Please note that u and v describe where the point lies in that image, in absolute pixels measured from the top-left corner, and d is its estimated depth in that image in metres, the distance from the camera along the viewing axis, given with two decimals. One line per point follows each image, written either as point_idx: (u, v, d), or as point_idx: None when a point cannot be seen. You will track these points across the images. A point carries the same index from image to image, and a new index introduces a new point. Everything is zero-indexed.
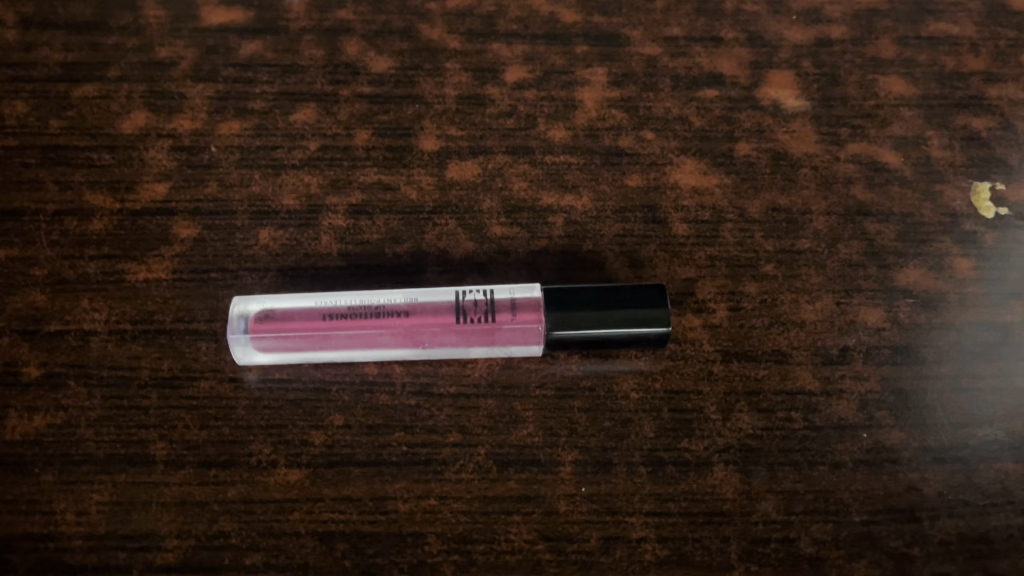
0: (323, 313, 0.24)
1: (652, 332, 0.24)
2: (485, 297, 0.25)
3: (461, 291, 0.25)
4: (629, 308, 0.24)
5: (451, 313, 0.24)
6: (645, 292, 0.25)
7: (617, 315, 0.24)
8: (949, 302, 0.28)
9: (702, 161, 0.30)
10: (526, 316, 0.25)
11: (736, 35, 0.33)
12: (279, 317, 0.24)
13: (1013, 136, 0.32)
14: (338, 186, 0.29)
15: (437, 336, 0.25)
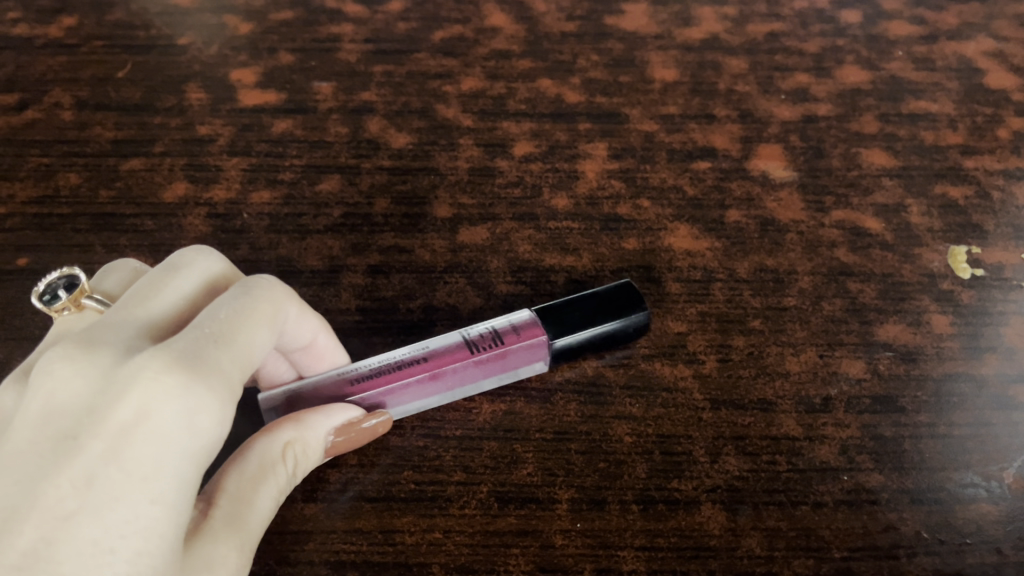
0: (348, 382, 0.27)
1: (635, 323, 0.29)
2: (487, 331, 0.28)
3: (466, 332, 0.28)
4: (614, 311, 0.29)
5: (464, 348, 0.27)
6: (622, 293, 0.29)
7: (605, 319, 0.28)
8: (927, 355, 0.29)
9: (695, 226, 0.33)
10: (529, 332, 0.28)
11: (728, 112, 0.37)
12: (310, 396, 0.27)
13: (990, 204, 0.34)
14: (358, 248, 0.32)
15: (454, 377, 0.27)
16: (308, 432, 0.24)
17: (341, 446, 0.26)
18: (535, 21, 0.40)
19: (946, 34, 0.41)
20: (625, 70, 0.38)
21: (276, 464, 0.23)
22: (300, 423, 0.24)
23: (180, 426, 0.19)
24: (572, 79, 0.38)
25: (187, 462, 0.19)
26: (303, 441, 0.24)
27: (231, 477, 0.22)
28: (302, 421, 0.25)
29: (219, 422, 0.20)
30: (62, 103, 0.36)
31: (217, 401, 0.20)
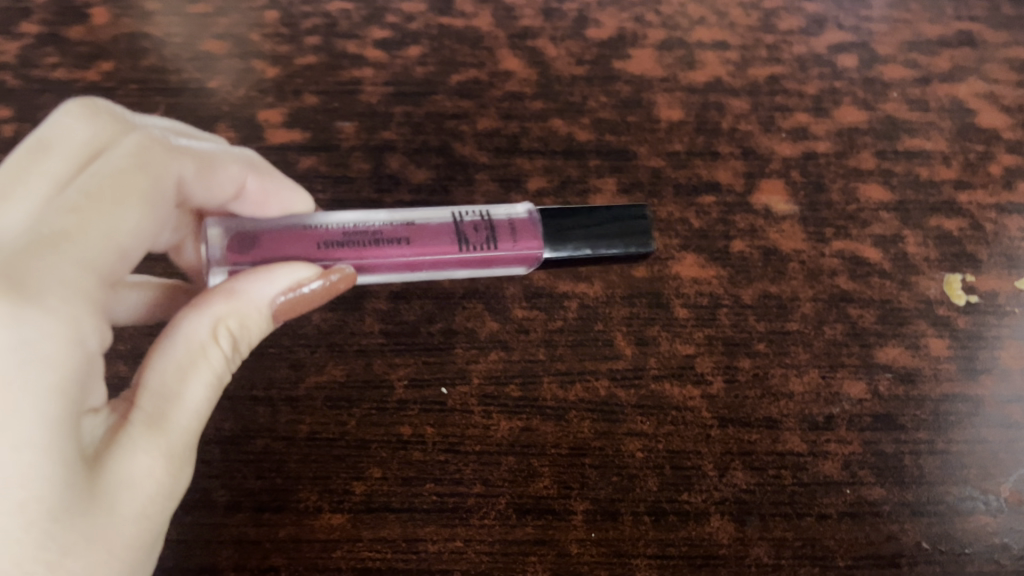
0: (316, 242, 0.28)
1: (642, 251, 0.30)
2: (473, 219, 0.30)
3: (457, 215, 0.29)
4: (623, 231, 0.30)
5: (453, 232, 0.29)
6: (631, 214, 0.30)
7: (614, 246, 0.30)
8: (925, 376, 0.31)
9: (701, 256, 0.34)
10: (522, 233, 0.30)
11: (731, 150, 0.39)
12: (283, 244, 0.28)
13: (983, 236, 0.36)
14: (381, 275, 0.33)
15: (428, 259, 0.29)
16: (241, 301, 0.25)
17: (288, 311, 0.26)
18: (547, 65, 0.43)
19: (939, 77, 0.43)
20: (632, 110, 0.40)
21: (208, 348, 0.24)
22: (230, 293, 0.25)
23: (24, 370, 0.20)
24: (583, 118, 0.40)
25: (46, 396, 0.20)
26: (234, 314, 0.25)
27: (154, 371, 0.23)
28: (234, 291, 0.25)
29: (60, 341, 0.21)
30: None
31: (57, 315, 0.21)
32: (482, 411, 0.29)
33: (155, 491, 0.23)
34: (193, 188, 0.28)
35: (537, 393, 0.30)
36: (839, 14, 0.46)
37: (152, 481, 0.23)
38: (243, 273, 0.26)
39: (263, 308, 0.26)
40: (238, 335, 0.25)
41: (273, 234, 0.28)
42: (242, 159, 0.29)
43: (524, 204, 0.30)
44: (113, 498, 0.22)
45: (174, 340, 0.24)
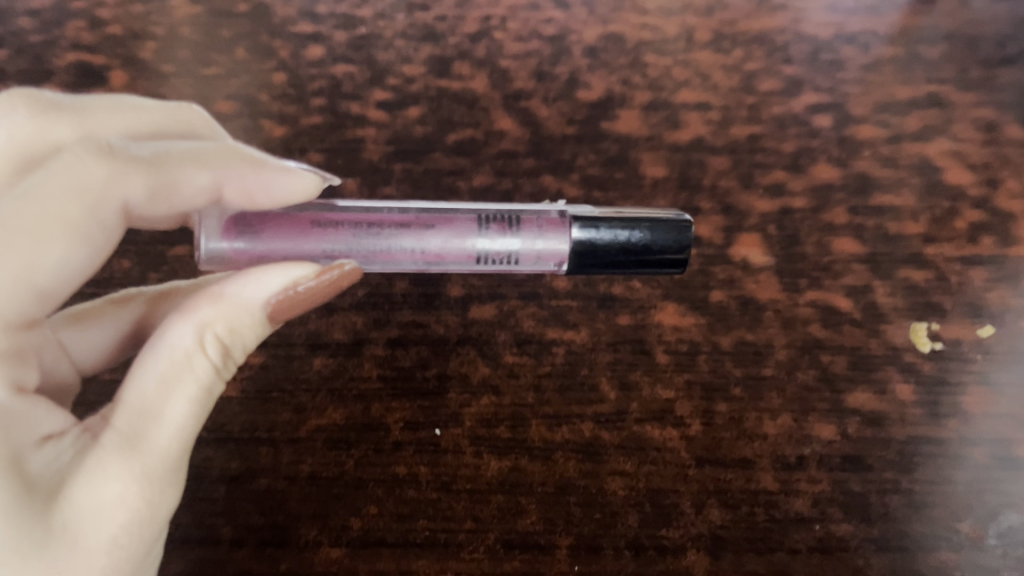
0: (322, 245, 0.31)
1: (679, 259, 0.33)
2: (493, 228, 0.32)
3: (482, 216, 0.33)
4: (662, 229, 0.33)
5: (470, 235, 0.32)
6: (671, 220, 0.33)
7: (650, 247, 0.33)
8: (892, 419, 0.33)
9: (682, 305, 0.36)
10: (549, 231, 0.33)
11: (712, 205, 0.41)
12: (303, 235, 0.31)
13: (948, 287, 0.38)
14: (380, 323, 0.35)
15: (434, 262, 0.32)
16: (225, 305, 0.26)
17: (283, 310, 0.27)
18: (539, 125, 0.45)
19: (910, 137, 0.46)
20: (618, 167, 0.43)
21: (194, 357, 0.25)
22: (216, 300, 0.26)
23: None
24: (572, 176, 0.43)
25: None
26: (221, 320, 0.26)
27: (136, 386, 0.24)
28: (218, 296, 0.26)
29: None
30: None
31: None
32: (473, 451, 0.31)
33: (128, 518, 0.23)
34: (143, 210, 0.27)
35: (526, 434, 0.32)
36: (815, 77, 0.49)
37: (123, 507, 0.23)
38: (231, 280, 0.27)
39: (251, 312, 0.26)
40: (226, 341, 0.26)
41: (275, 228, 0.31)
42: (210, 162, 0.28)
43: (560, 206, 0.34)
44: (76, 526, 0.22)
45: (157, 351, 0.24)
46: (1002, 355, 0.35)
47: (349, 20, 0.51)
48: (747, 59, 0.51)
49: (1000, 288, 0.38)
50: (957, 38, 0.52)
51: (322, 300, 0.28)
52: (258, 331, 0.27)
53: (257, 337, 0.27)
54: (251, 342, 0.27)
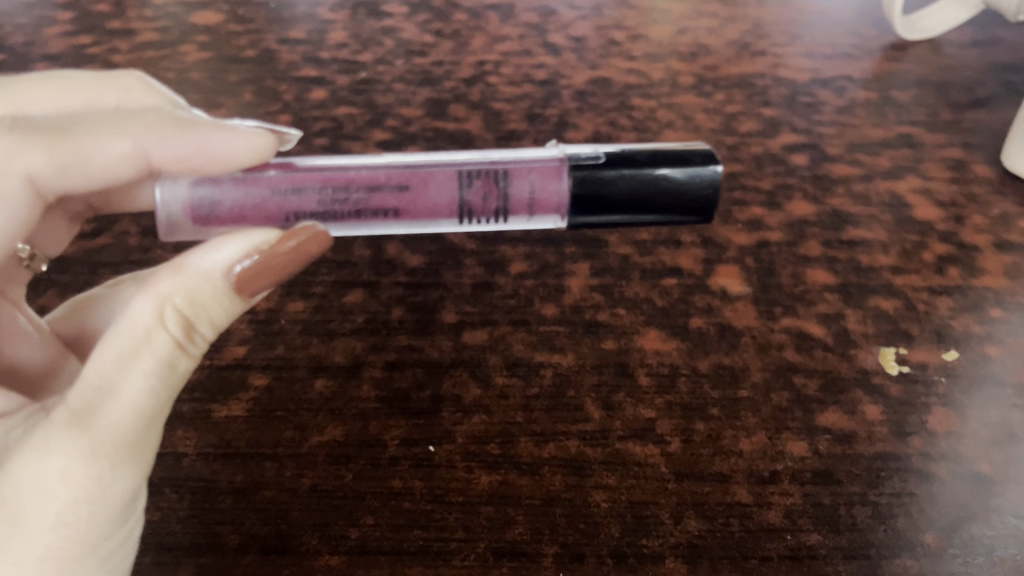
0: (289, 213, 0.34)
1: (706, 193, 0.35)
2: (475, 188, 0.35)
3: (459, 177, 0.35)
4: (683, 165, 0.35)
5: (448, 196, 0.35)
6: (693, 155, 0.35)
7: (671, 181, 0.35)
8: (860, 437, 0.35)
9: (663, 330, 0.39)
10: (543, 181, 0.35)
11: (693, 238, 0.44)
12: (274, 200, 0.33)
13: (917, 314, 0.40)
14: (378, 347, 0.38)
15: (411, 222, 0.35)
16: (184, 280, 0.28)
17: (248, 282, 0.29)
18: None
19: (882, 175, 0.48)
20: None
21: (151, 331, 0.27)
22: (176, 273, 0.28)
23: None
24: None
25: None
26: (180, 292, 0.28)
27: (96, 363, 0.27)
28: (179, 270, 0.28)
29: None
30: (130, 232, 0.44)
31: None
32: (465, 466, 0.33)
33: (72, 495, 0.26)
34: (58, 181, 0.32)
35: (515, 451, 0.34)
36: (793, 119, 0.52)
37: (68, 483, 0.26)
38: (195, 250, 0.29)
39: (212, 284, 0.28)
40: (185, 314, 0.28)
41: (247, 198, 0.33)
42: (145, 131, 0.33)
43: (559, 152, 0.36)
44: (22, 500, 0.25)
45: (121, 327, 0.27)
46: (965, 378, 0.37)
47: (351, 67, 0.56)
48: (728, 102, 0.53)
49: (964, 316, 0.40)
50: (928, 84, 0.55)
51: (291, 268, 0.30)
52: (224, 302, 0.29)
53: (223, 308, 0.29)
54: (217, 314, 0.29)
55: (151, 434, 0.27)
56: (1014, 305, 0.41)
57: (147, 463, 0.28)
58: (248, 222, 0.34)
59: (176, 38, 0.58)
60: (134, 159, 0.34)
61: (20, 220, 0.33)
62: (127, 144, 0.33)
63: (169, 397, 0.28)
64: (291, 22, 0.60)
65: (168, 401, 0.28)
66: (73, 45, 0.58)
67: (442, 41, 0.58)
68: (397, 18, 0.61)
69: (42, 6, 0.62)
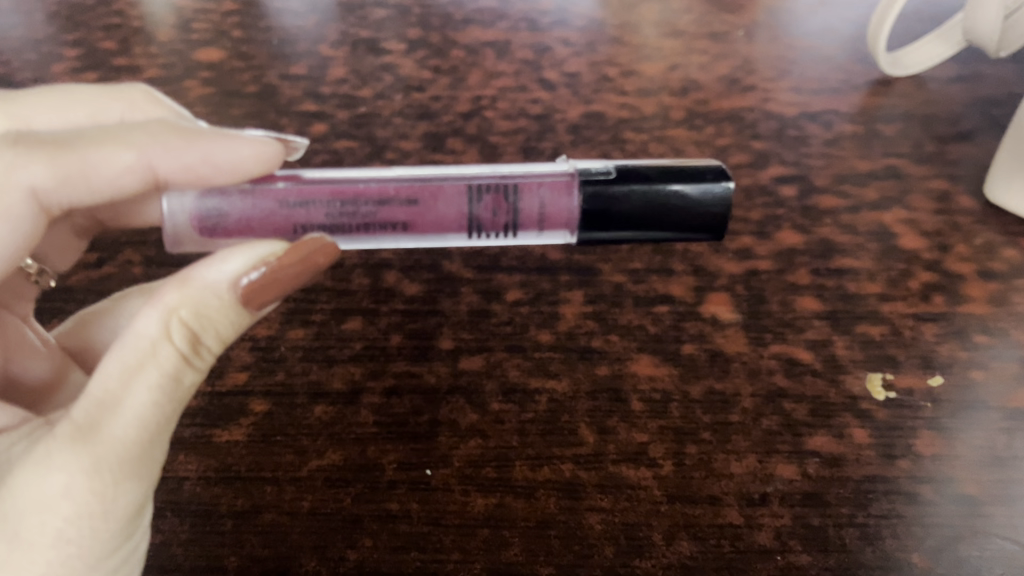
0: (297, 225, 0.35)
1: (717, 207, 0.36)
2: (484, 202, 0.36)
3: (468, 193, 0.36)
4: (694, 182, 0.36)
5: (456, 211, 0.36)
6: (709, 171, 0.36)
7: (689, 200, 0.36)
8: (848, 460, 0.35)
9: (655, 356, 0.40)
10: (552, 201, 0.36)
11: (684, 267, 0.45)
12: (281, 211, 0.35)
13: (903, 341, 0.41)
14: (376, 374, 0.39)
15: (418, 235, 0.36)
16: (190, 293, 0.29)
17: (253, 294, 0.30)
18: None
19: (868, 205, 0.49)
20: None
21: (158, 343, 0.28)
22: (181, 286, 0.29)
23: None
24: None
25: None
26: (186, 305, 0.29)
27: (102, 376, 0.27)
28: (185, 283, 0.29)
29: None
30: (133, 261, 0.45)
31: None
32: (461, 489, 0.34)
33: (74, 510, 0.26)
34: (61, 195, 0.33)
35: (510, 474, 0.34)
36: (781, 151, 0.54)
37: (70, 498, 0.26)
38: (202, 263, 0.30)
39: (217, 296, 0.29)
40: (191, 326, 0.28)
41: (254, 209, 0.34)
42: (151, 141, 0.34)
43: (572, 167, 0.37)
44: (24, 516, 0.26)
45: (128, 341, 0.28)
46: (951, 403, 0.38)
47: (350, 101, 0.57)
48: (718, 135, 0.55)
49: (950, 342, 0.41)
50: (912, 118, 0.57)
51: (297, 274, 0.31)
52: (229, 314, 0.30)
53: (228, 320, 0.30)
54: (222, 326, 0.30)
55: (156, 448, 0.28)
56: (998, 331, 0.42)
57: (152, 477, 0.29)
58: (257, 231, 0.35)
59: (180, 74, 0.60)
60: (139, 172, 0.34)
61: (24, 234, 0.33)
62: (132, 155, 0.34)
63: (176, 410, 0.29)
64: (292, 58, 0.62)
65: (174, 414, 0.29)
66: (79, 80, 0.59)
67: (439, 77, 0.60)
68: (395, 54, 0.62)
69: (49, 43, 0.63)
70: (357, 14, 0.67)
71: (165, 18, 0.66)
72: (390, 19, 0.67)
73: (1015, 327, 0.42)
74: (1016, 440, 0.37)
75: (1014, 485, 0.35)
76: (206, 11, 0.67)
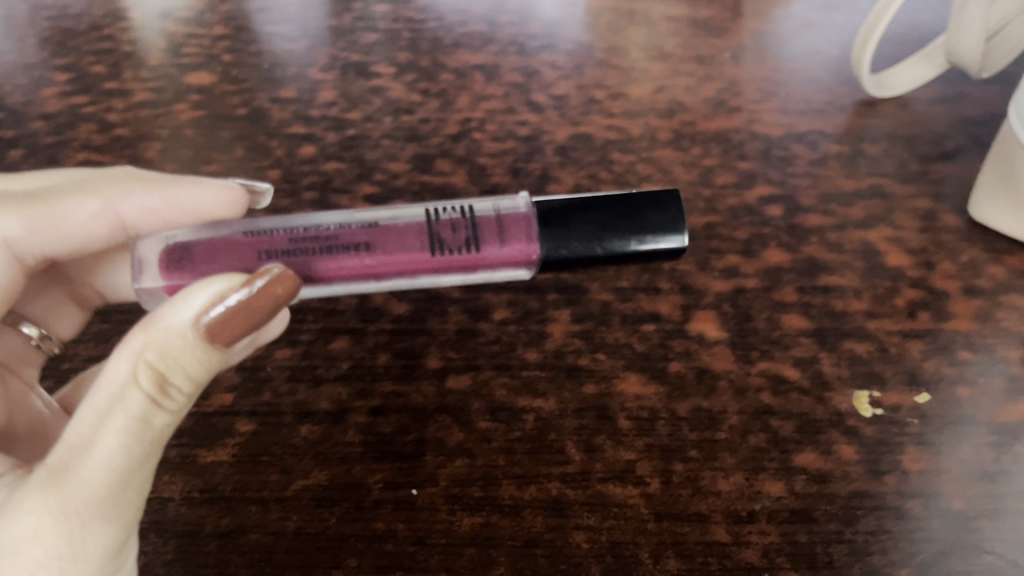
0: (259, 250, 0.35)
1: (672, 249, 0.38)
2: (444, 219, 0.36)
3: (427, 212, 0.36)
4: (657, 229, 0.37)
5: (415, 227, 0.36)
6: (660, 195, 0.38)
7: (646, 219, 0.37)
8: (836, 476, 0.36)
9: (643, 374, 0.40)
10: (511, 223, 0.37)
11: (671, 285, 0.45)
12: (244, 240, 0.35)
13: (890, 357, 0.41)
14: (363, 393, 0.38)
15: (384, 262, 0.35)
16: (154, 334, 0.28)
17: (221, 329, 0.29)
18: None
19: (854, 224, 0.50)
20: None
21: (124, 387, 0.28)
22: (146, 329, 0.29)
23: None
24: None
25: None
26: (151, 347, 0.28)
27: (77, 423, 0.28)
28: (151, 324, 0.29)
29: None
30: None
31: None
32: (447, 508, 0.34)
33: (42, 552, 0.27)
34: (32, 242, 0.38)
35: (497, 493, 0.34)
36: (767, 171, 0.54)
37: (38, 541, 0.27)
38: (170, 303, 0.29)
39: (182, 336, 0.29)
40: (156, 368, 0.28)
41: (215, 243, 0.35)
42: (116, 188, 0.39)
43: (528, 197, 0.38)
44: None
45: (100, 384, 0.28)
46: (938, 418, 0.38)
47: (340, 124, 0.58)
48: (704, 156, 0.55)
49: (935, 359, 0.41)
50: (897, 137, 0.57)
51: (265, 310, 0.30)
52: (197, 355, 0.29)
53: (198, 360, 0.29)
54: (191, 367, 0.29)
55: (128, 489, 0.29)
56: (984, 348, 0.42)
57: (126, 516, 0.29)
58: (219, 261, 0.35)
59: (170, 97, 0.60)
60: (106, 218, 0.39)
61: (2, 280, 0.38)
62: (98, 203, 0.39)
63: (149, 451, 0.29)
64: (282, 81, 0.62)
65: (147, 454, 0.29)
66: (69, 104, 0.60)
67: (428, 99, 0.60)
68: (385, 77, 0.63)
69: (40, 67, 0.64)
70: (347, 38, 0.68)
71: (156, 42, 0.67)
72: (380, 42, 0.67)
73: (1000, 343, 0.42)
74: (1002, 455, 0.37)
75: (1001, 499, 0.35)
76: (196, 36, 0.68)
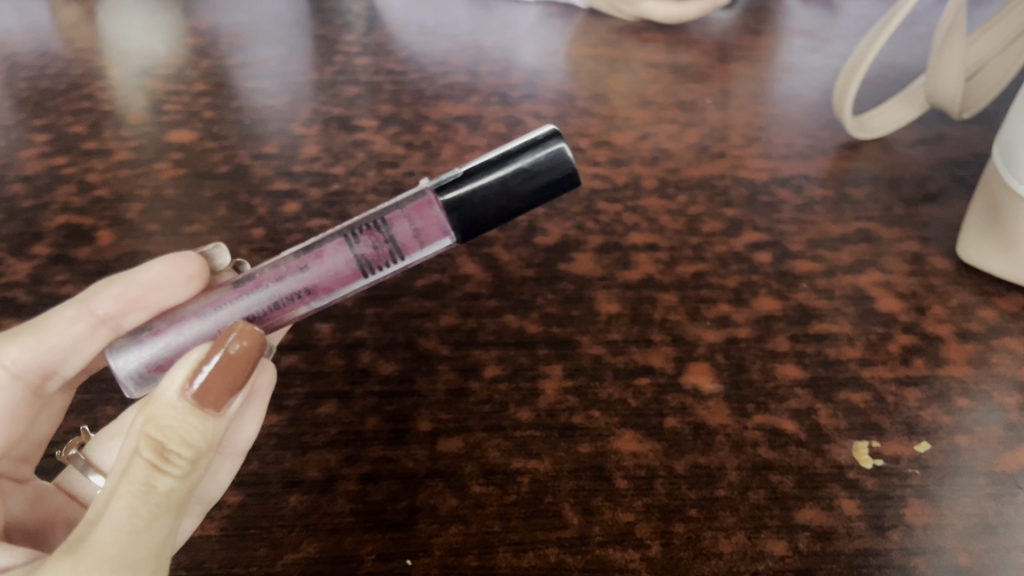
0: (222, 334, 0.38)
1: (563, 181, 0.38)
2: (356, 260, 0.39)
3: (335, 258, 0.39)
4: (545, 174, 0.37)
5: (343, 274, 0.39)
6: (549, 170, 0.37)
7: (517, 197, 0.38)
8: (839, 534, 0.35)
9: (638, 431, 0.39)
10: (419, 214, 0.38)
11: (663, 337, 0.44)
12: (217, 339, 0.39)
13: (886, 407, 0.41)
14: (352, 460, 0.38)
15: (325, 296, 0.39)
16: (158, 404, 0.31)
17: (209, 384, 0.32)
18: (500, 269, 0.49)
19: (843, 269, 0.50)
20: (575, 304, 0.46)
21: (130, 460, 0.30)
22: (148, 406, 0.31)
23: None
24: (532, 314, 0.46)
25: None
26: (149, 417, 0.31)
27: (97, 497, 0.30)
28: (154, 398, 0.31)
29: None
30: None
31: None
32: None
33: None
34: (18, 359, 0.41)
35: (492, 562, 0.33)
36: (753, 218, 0.54)
37: None
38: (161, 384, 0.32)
39: (173, 407, 0.31)
40: (147, 434, 0.30)
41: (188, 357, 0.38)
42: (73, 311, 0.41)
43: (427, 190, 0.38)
44: None
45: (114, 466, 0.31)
46: (939, 470, 0.38)
47: (324, 180, 0.57)
48: (690, 204, 0.55)
49: (932, 407, 0.41)
50: (881, 180, 0.57)
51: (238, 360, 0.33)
52: (189, 420, 0.31)
53: (192, 430, 0.31)
54: (186, 430, 0.31)
55: (141, 551, 0.29)
56: (980, 394, 0.41)
57: None
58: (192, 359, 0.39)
59: (152, 156, 0.60)
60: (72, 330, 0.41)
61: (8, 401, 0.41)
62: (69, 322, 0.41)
63: (157, 521, 0.30)
64: (264, 137, 0.62)
65: (160, 519, 0.30)
66: (49, 166, 0.59)
67: (412, 152, 0.60)
68: (368, 131, 0.62)
69: (18, 128, 0.63)
70: (329, 92, 0.67)
71: (136, 101, 0.66)
72: (361, 95, 0.67)
73: (995, 389, 0.42)
74: (1004, 506, 0.36)
75: (1007, 552, 0.34)
76: (177, 93, 0.67)
